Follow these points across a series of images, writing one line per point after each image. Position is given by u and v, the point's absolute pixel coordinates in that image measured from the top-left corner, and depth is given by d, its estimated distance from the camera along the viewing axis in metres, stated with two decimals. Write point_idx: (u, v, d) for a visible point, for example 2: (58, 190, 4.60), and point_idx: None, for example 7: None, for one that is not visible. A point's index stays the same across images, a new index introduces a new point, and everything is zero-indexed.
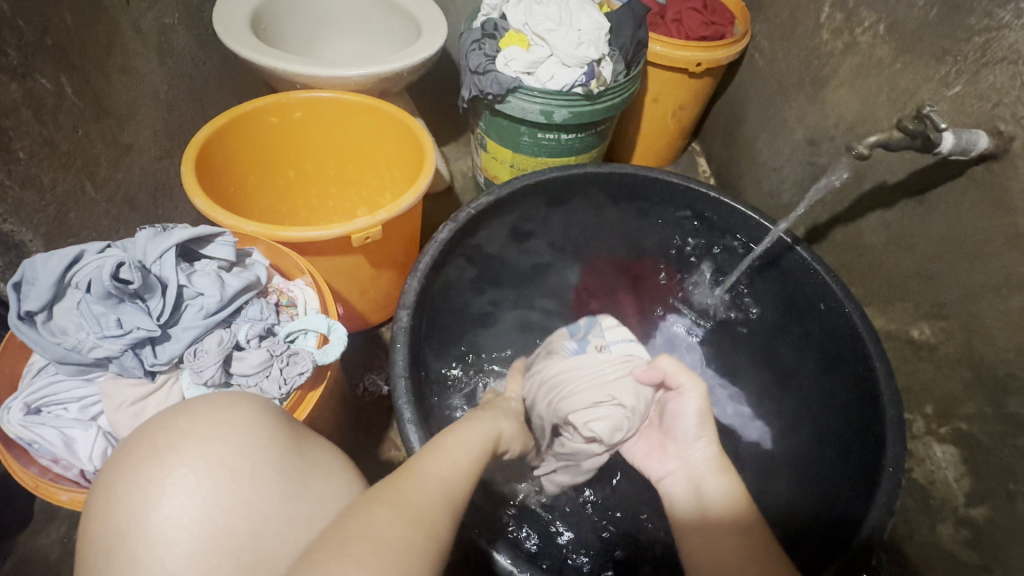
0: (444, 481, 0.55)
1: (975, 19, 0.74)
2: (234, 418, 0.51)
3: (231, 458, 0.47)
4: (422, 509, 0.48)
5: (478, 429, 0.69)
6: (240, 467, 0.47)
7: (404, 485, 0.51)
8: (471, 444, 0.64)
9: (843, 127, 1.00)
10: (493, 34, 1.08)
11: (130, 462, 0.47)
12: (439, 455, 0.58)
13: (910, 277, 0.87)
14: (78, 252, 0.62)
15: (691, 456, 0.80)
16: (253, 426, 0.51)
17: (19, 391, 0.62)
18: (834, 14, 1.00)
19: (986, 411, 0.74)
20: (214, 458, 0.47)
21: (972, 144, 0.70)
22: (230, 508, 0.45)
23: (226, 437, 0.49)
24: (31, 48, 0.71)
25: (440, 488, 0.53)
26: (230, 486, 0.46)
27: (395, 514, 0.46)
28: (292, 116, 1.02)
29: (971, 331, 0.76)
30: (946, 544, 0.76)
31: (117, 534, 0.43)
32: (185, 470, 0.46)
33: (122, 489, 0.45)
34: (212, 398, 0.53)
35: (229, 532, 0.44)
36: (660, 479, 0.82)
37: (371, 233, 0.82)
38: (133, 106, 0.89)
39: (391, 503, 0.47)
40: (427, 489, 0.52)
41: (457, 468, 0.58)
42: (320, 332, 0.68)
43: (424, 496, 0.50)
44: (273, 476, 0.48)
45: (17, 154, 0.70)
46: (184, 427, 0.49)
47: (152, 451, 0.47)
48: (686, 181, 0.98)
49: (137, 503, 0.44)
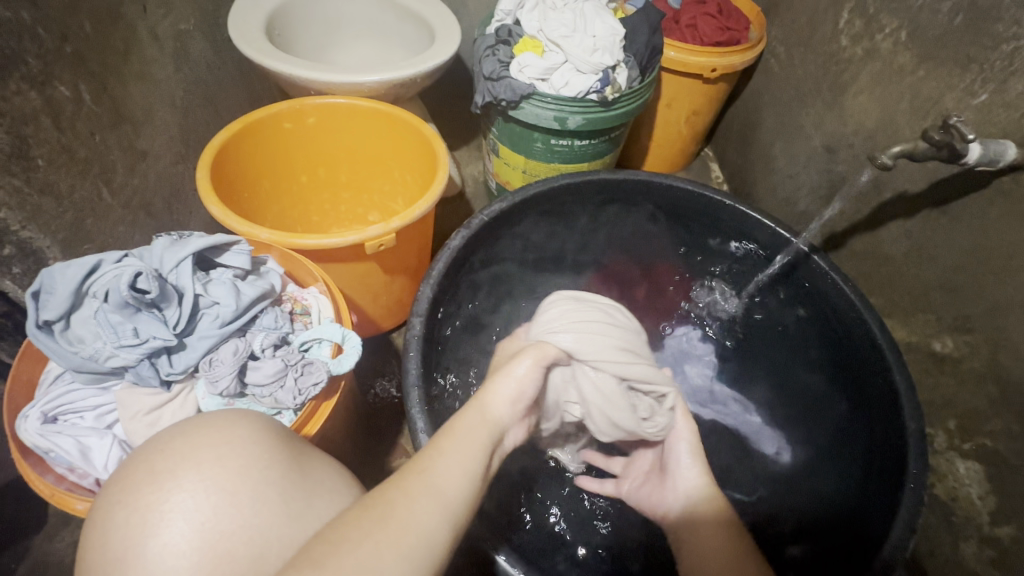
0: (442, 485, 0.51)
1: (1002, 27, 0.73)
2: (230, 436, 0.50)
3: (230, 481, 0.47)
4: (405, 525, 0.46)
5: (485, 410, 0.61)
6: (239, 491, 0.47)
7: (394, 495, 0.48)
8: (475, 434, 0.58)
9: (862, 135, 0.98)
10: (507, 41, 1.08)
11: (128, 487, 0.47)
12: (442, 450, 0.55)
13: (932, 289, 0.85)
14: (96, 261, 0.62)
15: (682, 486, 0.74)
16: (250, 444, 0.50)
17: (37, 399, 0.62)
18: (853, 20, 0.99)
19: (1012, 428, 0.72)
20: (213, 481, 0.47)
21: (1000, 155, 0.68)
22: (232, 533, 0.45)
23: (224, 458, 0.48)
24: (51, 56, 0.71)
25: (438, 494, 0.50)
26: (231, 511, 0.45)
27: (374, 532, 0.44)
28: (306, 121, 1.02)
29: (997, 345, 0.74)
30: (969, 563, 0.74)
31: (116, 560, 0.43)
32: (184, 495, 0.45)
33: (120, 515, 0.45)
34: (209, 417, 0.53)
35: (231, 557, 0.44)
36: (664, 515, 0.75)
37: (385, 241, 0.81)
38: (150, 111, 0.90)
39: (372, 519, 0.45)
40: (417, 496, 0.49)
41: (460, 468, 0.53)
42: (334, 341, 0.68)
43: (415, 507, 0.48)
44: (274, 499, 0.47)
45: (36, 161, 0.70)
46: (179, 449, 0.49)
47: (149, 475, 0.47)
48: (702, 189, 0.97)
49: (136, 530, 0.44)
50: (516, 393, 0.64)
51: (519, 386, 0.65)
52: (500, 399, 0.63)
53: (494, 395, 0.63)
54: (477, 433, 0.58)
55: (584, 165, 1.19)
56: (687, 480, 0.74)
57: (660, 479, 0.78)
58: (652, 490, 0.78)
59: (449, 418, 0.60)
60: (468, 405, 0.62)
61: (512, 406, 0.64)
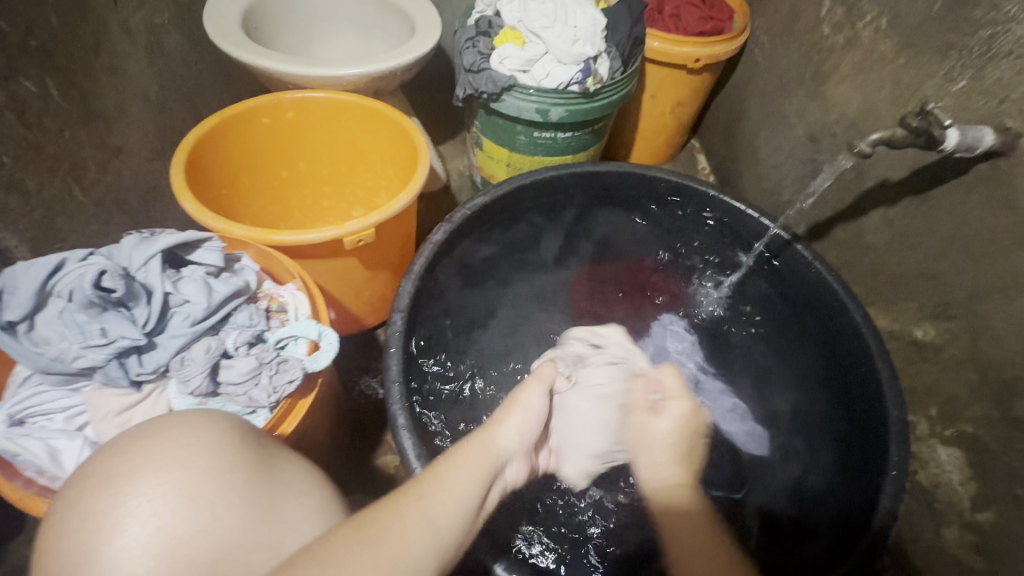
0: (436, 515, 0.49)
1: (980, 11, 0.72)
2: (192, 440, 0.49)
3: (189, 485, 0.46)
4: (395, 554, 0.43)
5: (489, 440, 0.63)
6: (199, 493, 0.45)
7: (386, 518, 0.46)
8: (476, 465, 0.58)
9: (844, 124, 0.98)
10: (487, 32, 1.06)
11: (84, 493, 0.46)
12: (439, 478, 0.54)
13: (913, 277, 0.85)
14: (60, 260, 0.60)
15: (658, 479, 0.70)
16: (215, 448, 0.49)
17: (3, 402, 0.61)
18: (835, 8, 0.98)
19: (992, 414, 0.72)
20: (172, 485, 0.45)
21: (978, 141, 0.68)
22: (189, 536, 0.43)
23: (185, 462, 0.47)
24: (15, 51, 0.69)
25: (431, 524, 0.48)
26: (189, 513, 0.44)
27: (365, 554, 0.42)
28: (284, 116, 1.00)
29: (976, 332, 0.75)
30: (951, 549, 0.75)
31: (70, 568, 0.42)
32: (141, 500, 0.44)
33: (75, 521, 0.44)
34: (173, 420, 0.51)
35: (187, 562, 0.42)
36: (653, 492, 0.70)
37: (364, 236, 0.80)
38: (122, 107, 0.88)
39: (363, 540, 0.43)
40: (417, 531, 0.47)
41: (457, 497, 0.52)
42: (310, 338, 0.67)
43: (407, 534, 0.46)
44: (235, 501, 0.46)
45: (0, 158, 0.68)
46: (139, 454, 0.47)
47: (106, 480, 0.46)
48: (686, 180, 0.97)
49: (90, 536, 0.43)
50: (523, 422, 0.68)
51: (529, 424, 0.68)
52: (507, 434, 0.65)
53: (502, 426, 0.66)
54: (476, 462, 0.58)
55: (568, 157, 1.18)
56: (680, 407, 0.77)
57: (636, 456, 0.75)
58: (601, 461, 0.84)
59: (453, 447, 0.60)
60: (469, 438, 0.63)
61: (516, 437, 0.66)
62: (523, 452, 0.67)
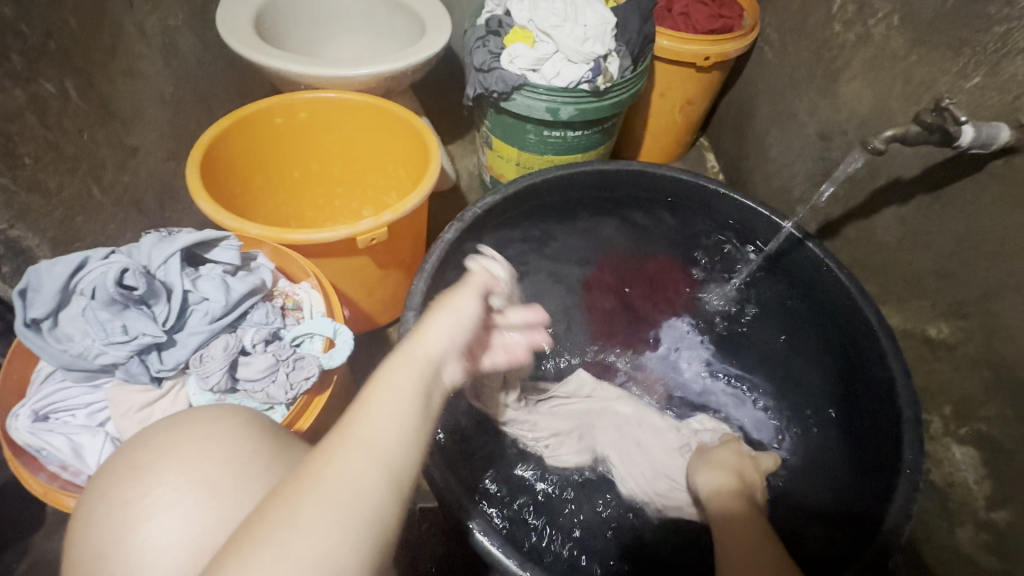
0: (365, 437, 0.45)
1: (995, 8, 0.72)
2: (213, 431, 0.49)
3: (210, 475, 0.46)
4: (326, 490, 0.41)
5: (415, 347, 0.54)
6: (220, 483, 0.46)
7: (313, 459, 0.43)
8: (404, 375, 0.50)
9: (856, 122, 0.97)
10: (497, 32, 1.07)
11: (109, 484, 0.47)
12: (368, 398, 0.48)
13: (926, 275, 0.84)
14: (83, 258, 0.61)
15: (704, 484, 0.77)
16: (232, 440, 0.49)
17: (27, 398, 0.62)
18: (846, 5, 0.98)
19: (1007, 413, 0.72)
20: (192, 476, 0.46)
21: (994, 137, 0.68)
22: (211, 526, 0.43)
23: (206, 453, 0.48)
24: (36, 53, 0.71)
25: (365, 450, 0.44)
26: (211, 504, 0.45)
27: (295, 503, 0.40)
28: (297, 116, 1.01)
29: (991, 330, 0.74)
30: (966, 548, 0.74)
31: (98, 557, 0.43)
32: (164, 490, 0.45)
33: (101, 511, 0.45)
34: (192, 413, 0.52)
35: (210, 551, 0.42)
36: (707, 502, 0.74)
37: (377, 235, 0.81)
38: (139, 108, 0.89)
39: (291, 492, 0.41)
40: (354, 458, 0.43)
41: (387, 413, 0.47)
42: (325, 336, 0.68)
43: (337, 467, 0.42)
44: (255, 490, 0.46)
45: (22, 159, 0.70)
46: (162, 445, 0.48)
47: (130, 470, 0.46)
48: (696, 178, 0.97)
49: (116, 526, 0.44)
50: (448, 324, 0.56)
51: (458, 326, 0.57)
52: (432, 337, 0.54)
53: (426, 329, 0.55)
54: (406, 373, 0.51)
55: (578, 156, 1.18)
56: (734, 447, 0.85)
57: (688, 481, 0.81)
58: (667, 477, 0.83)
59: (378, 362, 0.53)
60: (393, 355, 0.53)
61: (448, 336, 0.55)
62: (459, 351, 0.57)
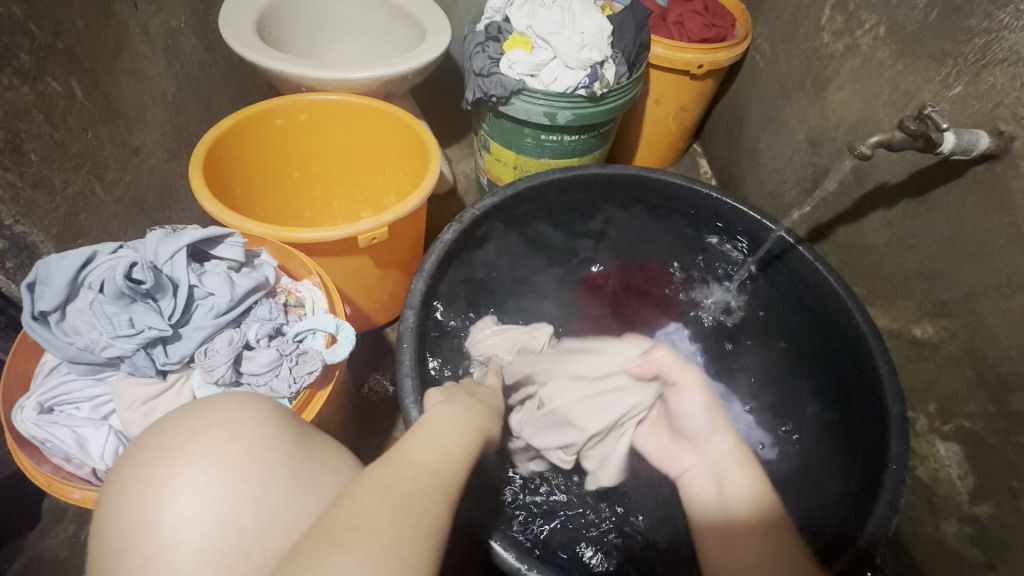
0: (433, 464, 0.51)
1: (975, 21, 0.75)
2: (241, 416, 0.51)
3: (240, 457, 0.48)
4: (411, 497, 0.46)
5: (469, 408, 0.64)
6: (248, 466, 0.47)
7: (389, 470, 0.48)
8: (459, 426, 0.59)
9: (844, 128, 1.00)
10: (496, 38, 1.10)
11: (139, 464, 0.47)
12: (421, 436, 0.55)
13: (912, 277, 0.87)
14: (91, 252, 0.62)
15: (715, 453, 0.76)
16: (261, 426, 0.51)
17: (32, 391, 0.62)
18: (835, 16, 1.01)
19: (989, 409, 0.74)
20: (222, 458, 0.47)
21: (974, 144, 0.71)
22: (240, 507, 0.45)
23: (235, 437, 0.49)
24: (43, 52, 0.72)
25: (434, 471, 0.51)
26: (241, 485, 0.46)
27: (381, 503, 0.44)
28: (298, 117, 1.03)
29: (973, 330, 0.77)
30: (950, 542, 0.77)
31: (129, 534, 0.44)
32: (195, 470, 0.46)
33: (133, 490, 0.46)
34: (219, 398, 0.53)
35: (239, 531, 0.44)
36: (679, 475, 0.79)
37: (378, 234, 0.82)
38: (141, 108, 0.90)
39: (379, 493, 0.45)
40: (420, 476, 0.49)
41: (447, 448, 0.55)
42: (328, 331, 0.69)
43: (415, 481, 0.48)
44: (281, 476, 0.48)
45: (28, 156, 0.71)
46: (191, 428, 0.49)
47: (161, 451, 0.47)
48: (689, 182, 1.01)
49: (148, 502, 0.45)
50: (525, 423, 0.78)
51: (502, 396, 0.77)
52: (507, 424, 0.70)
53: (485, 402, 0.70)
54: (458, 423, 0.60)
55: (574, 160, 1.20)
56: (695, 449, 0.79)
57: (676, 441, 0.80)
58: (663, 446, 0.81)
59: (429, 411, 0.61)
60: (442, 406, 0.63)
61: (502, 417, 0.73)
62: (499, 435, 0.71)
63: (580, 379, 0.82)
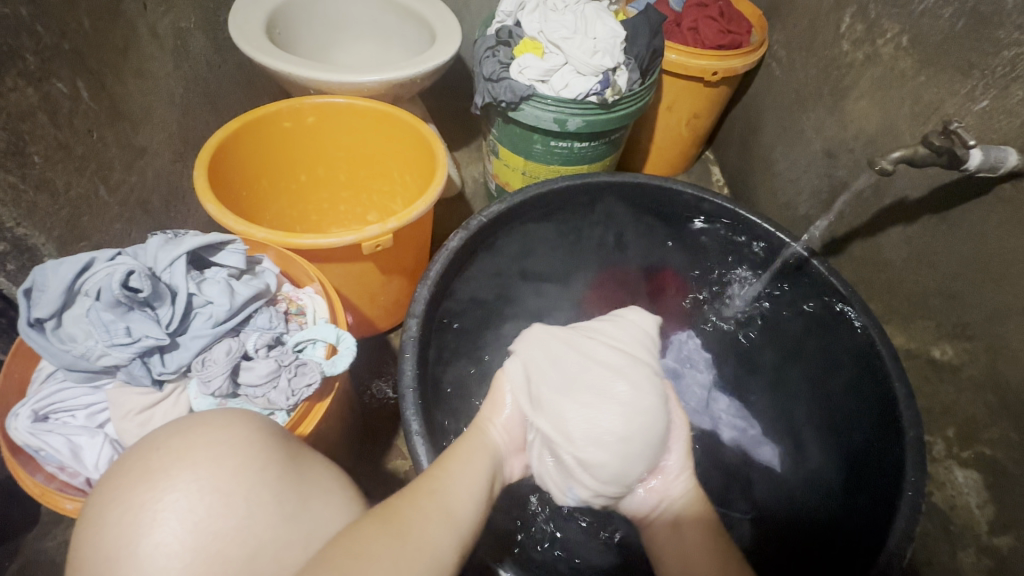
0: (452, 506, 0.54)
1: (1004, 32, 0.72)
2: (229, 437, 0.50)
3: (225, 482, 0.46)
4: (423, 543, 0.48)
5: (487, 439, 0.69)
6: (234, 491, 0.46)
7: (409, 512, 0.50)
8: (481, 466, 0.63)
9: (862, 140, 0.98)
10: (507, 42, 1.08)
11: (121, 486, 0.46)
12: (451, 473, 0.59)
13: (931, 295, 0.84)
14: (89, 258, 0.61)
15: (668, 490, 0.72)
16: (250, 447, 0.50)
17: (28, 397, 0.62)
18: (855, 24, 0.99)
19: (1011, 437, 0.71)
20: (208, 482, 0.46)
21: (1001, 161, 0.68)
22: (225, 534, 0.44)
23: (222, 459, 0.48)
24: (49, 52, 0.71)
25: (449, 513, 0.53)
26: (225, 511, 0.45)
27: (393, 545, 0.46)
28: (305, 120, 1.02)
29: (996, 353, 0.74)
30: (967, 572, 0.74)
31: (109, 561, 0.43)
32: (178, 494, 0.45)
33: (113, 514, 0.44)
34: (208, 417, 0.52)
35: (223, 558, 0.43)
36: (645, 515, 0.72)
37: (382, 241, 0.81)
38: (148, 109, 0.89)
39: (389, 533, 0.47)
40: (434, 525, 0.50)
41: (467, 489, 0.58)
42: (328, 342, 0.68)
43: (430, 525, 0.50)
44: (269, 501, 0.47)
45: (32, 157, 0.70)
46: (176, 451, 0.48)
47: (144, 474, 0.46)
48: (701, 191, 0.97)
49: (129, 529, 0.43)
50: (507, 421, 0.72)
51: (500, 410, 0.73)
52: (499, 430, 0.71)
53: (492, 423, 0.71)
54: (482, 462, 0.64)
55: (584, 166, 1.18)
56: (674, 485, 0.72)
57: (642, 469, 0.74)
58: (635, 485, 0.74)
59: (456, 440, 0.67)
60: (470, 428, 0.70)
61: (505, 435, 0.71)
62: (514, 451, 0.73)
63: (614, 408, 0.69)
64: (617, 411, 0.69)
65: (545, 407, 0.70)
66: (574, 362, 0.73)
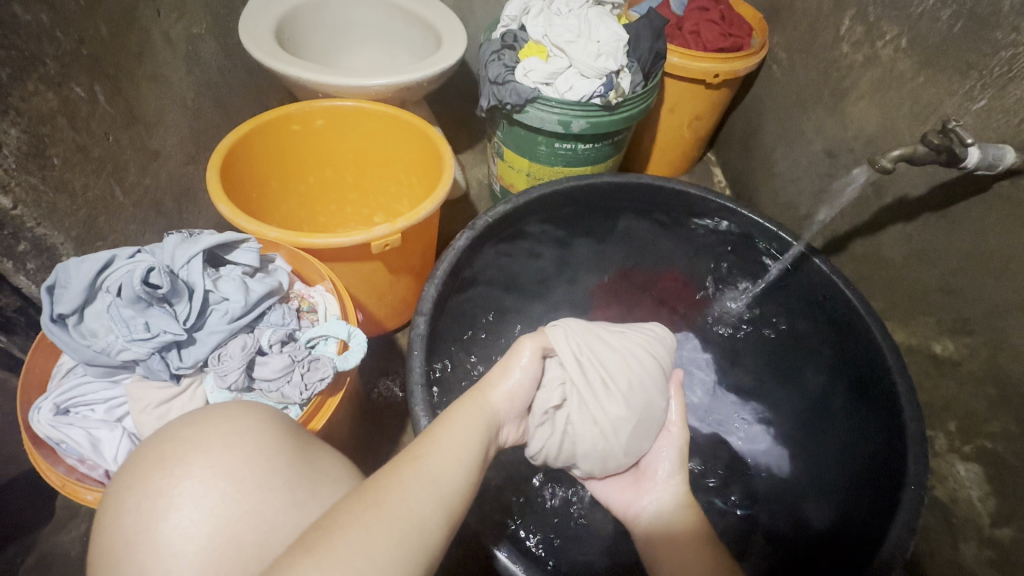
0: (435, 472, 0.52)
1: (1001, 33, 0.74)
2: (239, 427, 0.51)
3: (237, 469, 0.48)
4: (400, 514, 0.46)
5: (483, 404, 0.63)
6: (246, 477, 0.48)
7: (388, 482, 0.49)
8: (472, 430, 0.59)
9: (862, 140, 0.99)
10: (512, 46, 1.10)
11: (137, 475, 0.48)
12: (437, 440, 0.56)
13: (932, 291, 0.85)
14: (110, 256, 0.63)
15: (658, 492, 0.71)
16: (260, 436, 0.51)
17: (49, 392, 0.63)
18: (854, 27, 1.00)
19: (1011, 430, 0.72)
20: (221, 469, 0.48)
21: (999, 159, 0.69)
22: (238, 519, 0.45)
23: (233, 447, 0.49)
24: (68, 58, 0.73)
25: (432, 480, 0.51)
26: (238, 496, 0.46)
27: (368, 519, 0.44)
28: (314, 123, 1.04)
29: (996, 348, 0.75)
30: (969, 564, 0.75)
31: (127, 544, 0.44)
32: (193, 480, 0.47)
33: (131, 500, 0.46)
34: (219, 408, 0.54)
35: (235, 542, 0.45)
36: (633, 517, 0.72)
37: (390, 241, 0.83)
38: (161, 112, 0.91)
39: (367, 508, 0.45)
40: (416, 495, 0.49)
41: (453, 458, 0.54)
42: (340, 338, 0.69)
43: (410, 496, 0.48)
44: (280, 487, 0.48)
45: (52, 159, 0.72)
46: (189, 439, 0.50)
47: (159, 462, 0.48)
48: (704, 192, 0.98)
49: (146, 514, 0.45)
50: (517, 386, 0.67)
51: (523, 382, 0.68)
52: (504, 395, 0.66)
53: (496, 389, 0.65)
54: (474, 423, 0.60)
55: (588, 167, 1.20)
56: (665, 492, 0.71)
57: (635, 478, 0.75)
58: (623, 489, 0.74)
59: (446, 407, 0.62)
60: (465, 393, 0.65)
61: (509, 403, 0.66)
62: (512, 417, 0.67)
63: (643, 408, 0.73)
64: (644, 412, 0.73)
65: (584, 388, 0.71)
66: (618, 358, 0.74)
